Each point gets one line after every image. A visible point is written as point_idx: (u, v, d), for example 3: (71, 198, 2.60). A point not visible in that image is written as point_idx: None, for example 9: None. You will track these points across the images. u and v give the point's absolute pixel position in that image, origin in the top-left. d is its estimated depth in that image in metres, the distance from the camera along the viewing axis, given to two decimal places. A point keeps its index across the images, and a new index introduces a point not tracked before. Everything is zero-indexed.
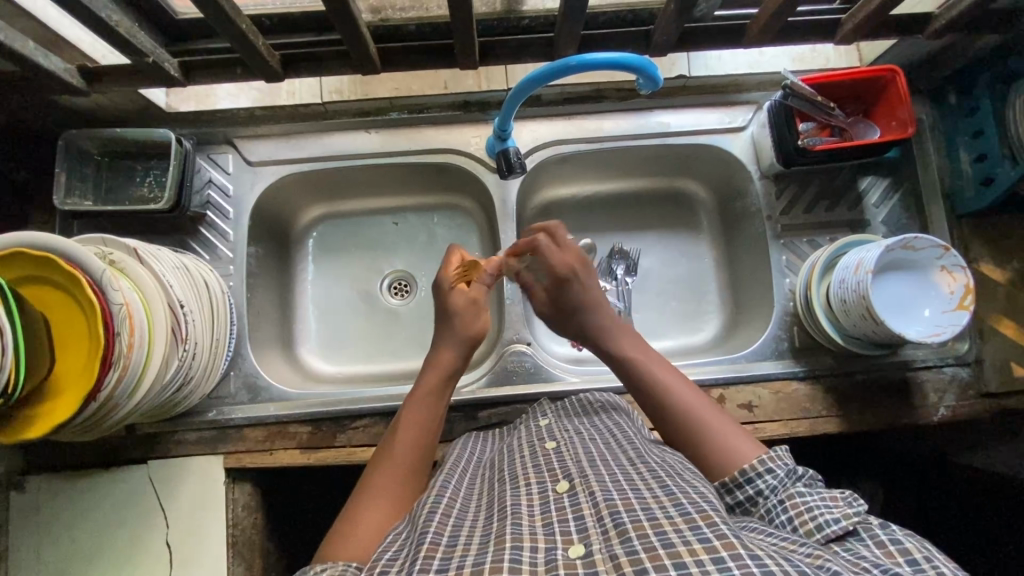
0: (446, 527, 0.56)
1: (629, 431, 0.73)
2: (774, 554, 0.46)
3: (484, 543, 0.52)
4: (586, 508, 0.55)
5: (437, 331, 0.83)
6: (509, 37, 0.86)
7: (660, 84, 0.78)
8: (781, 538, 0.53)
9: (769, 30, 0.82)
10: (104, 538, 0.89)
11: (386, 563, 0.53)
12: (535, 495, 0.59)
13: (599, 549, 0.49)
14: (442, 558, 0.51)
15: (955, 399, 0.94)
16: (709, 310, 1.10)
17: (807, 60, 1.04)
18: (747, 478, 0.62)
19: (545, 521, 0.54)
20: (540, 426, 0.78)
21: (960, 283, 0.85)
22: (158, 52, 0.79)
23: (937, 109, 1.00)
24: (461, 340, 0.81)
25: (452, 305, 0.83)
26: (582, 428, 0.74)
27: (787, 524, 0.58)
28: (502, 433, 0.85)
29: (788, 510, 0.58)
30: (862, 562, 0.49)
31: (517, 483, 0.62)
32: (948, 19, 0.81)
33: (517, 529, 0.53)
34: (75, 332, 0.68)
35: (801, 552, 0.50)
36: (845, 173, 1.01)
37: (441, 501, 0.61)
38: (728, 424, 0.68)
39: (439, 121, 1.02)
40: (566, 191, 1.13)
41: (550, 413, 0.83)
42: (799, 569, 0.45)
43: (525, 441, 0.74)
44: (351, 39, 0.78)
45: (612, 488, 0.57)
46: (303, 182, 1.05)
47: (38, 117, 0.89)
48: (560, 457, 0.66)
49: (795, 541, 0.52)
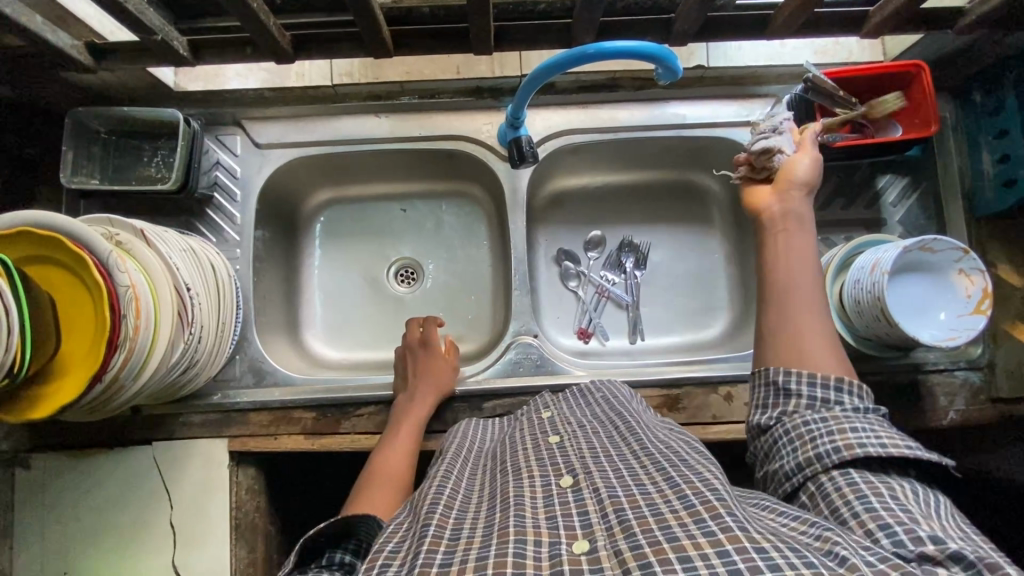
0: (449, 521, 0.55)
1: (631, 417, 0.73)
2: (779, 543, 0.45)
3: (487, 536, 0.52)
4: (590, 504, 0.55)
5: (416, 378, 0.92)
6: (525, 23, 0.84)
7: (680, 75, 0.75)
8: (793, 518, 0.53)
9: (793, 21, 0.79)
10: (108, 518, 0.90)
11: (388, 556, 0.52)
12: (538, 489, 0.59)
13: (603, 546, 0.49)
14: (445, 552, 0.50)
15: (966, 403, 0.93)
16: (718, 306, 1.09)
17: (829, 53, 1.01)
18: (838, 391, 0.61)
19: (548, 515, 0.54)
20: (542, 418, 0.78)
21: (979, 287, 0.83)
22: (167, 30, 0.78)
23: (960, 108, 0.98)
24: (437, 390, 0.91)
25: (434, 366, 0.93)
26: (584, 420, 0.75)
27: (869, 437, 0.57)
28: (503, 424, 0.85)
29: (875, 432, 0.58)
30: (900, 517, 0.50)
31: (521, 476, 0.62)
32: (980, 13, 0.79)
33: (520, 522, 0.52)
34: (79, 315, 0.67)
35: (810, 536, 0.49)
36: (863, 169, 0.99)
37: (443, 492, 0.60)
38: (824, 340, 0.64)
39: (450, 106, 1.01)
40: (577, 182, 1.12)
41: (552, 405, 0.83)
42: (805, 561, 0.43)
43: (527, 434, 0.73)
44: (363, 20, 0.77)
45: (616, 484, 0.57)
46: (312, 166, 1.03)
47: (44, 93, 0.88)
48: (563, 451, 0.66)
49: (807, 521, 0.52)
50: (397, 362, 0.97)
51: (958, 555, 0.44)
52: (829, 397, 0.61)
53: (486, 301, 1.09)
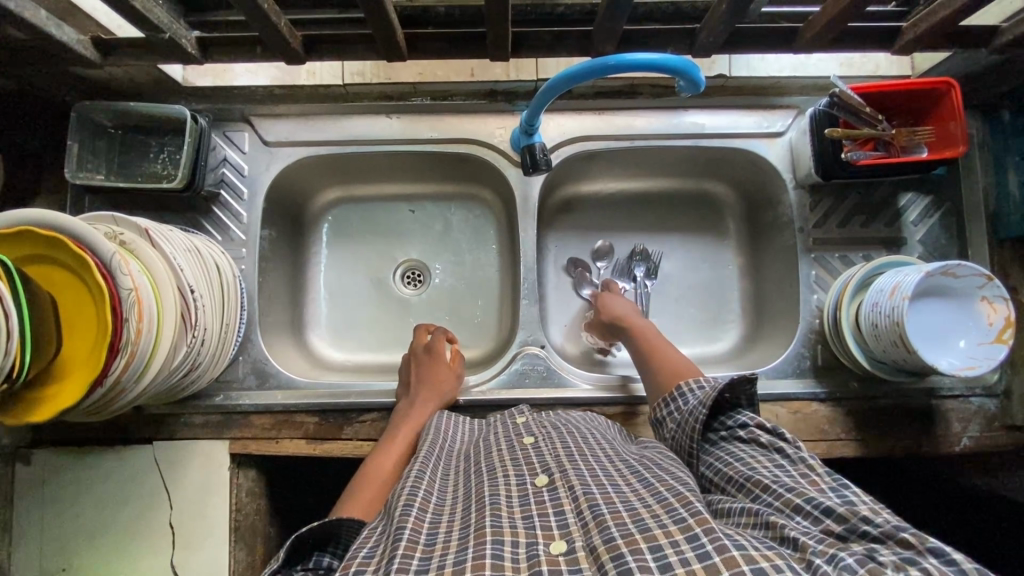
0: (425, 523, 0.54)
1: (599, 433, 0.71)
2: (744, 534, 0.47)
3: (464, 539, 0.50)
4: (566, 504, 0.53)
5: (416, 387, 0.90)
6: (544, 29, 0.81)
7: (702, 88, 0.73)
8: (740, 515, 0.53)
9: (823, 35, 0.77)
10: (106, 516, 0.89)
11: (361, 562, 0.50)
12: (514, 488, 0.57)
13: (581, 544, 0.48)
14: (421, 558, 0.48)
15: (979, 430, 0.91)
16: (729, 319, 1.07)
17: (856, 66, 0.98)
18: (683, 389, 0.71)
19: (524, 515, 0.53)
20: (516, 422, 0.76)
21: (1001, 315, 0.80)
22: (175, 28, 0.76)
23: (988, 126, 0.95)
24: (436, 397, 0.89)
25: (434, 376, 0.91)
26: (559, 423, 0.73)
27: (701, 410, 0.66)
28: (476, 426, 0.83)
29: (704, 403, 0.66)
30: (792, 500, 0.52)
31: (497, 476, 0.61)
32: (1015, 33, 0.76)
33: (498, 521, 0.51)
34: (80, 317, 0.66)
35: (758, 533, 0.49)
36: (884, 187, 0.96)
37: (417, 493, 0.58)
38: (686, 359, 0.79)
39: (463, 109, 0.98)
40: (590, 188, 1.09)
41: (529, 411, 0.80)
42: (759, 544, 0.45)
43: (501, 438, 0.71)
44: (376, 22, 0.74)
45: (592, 483, 0.55)
46: (322, 165, 1.02)
47: (50, 86, 0.86)
48: (538, 452, 0.64)
49: (752, 513, 0.52)
50: (404, 367, 0.95)
51: (862, 530, 0.47)
52: (678, 402, 0.71)
53: (493, 307, 1.08)
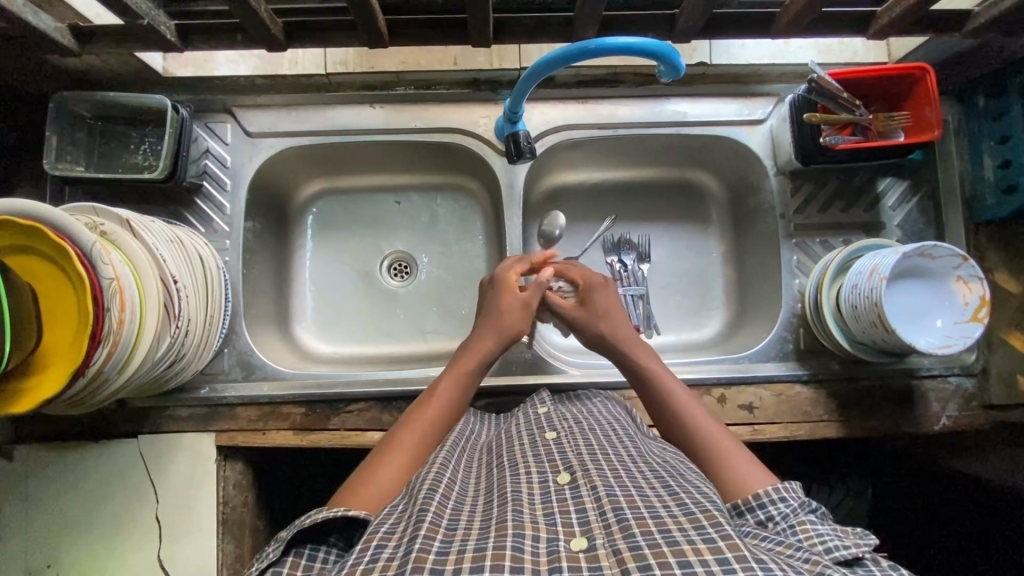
0: (446, 510, 0.54)
1: (629, 427, 0.72)
2: (777, 560, 0.45)
3: (484, 529, 0.50)
4: (587, 502, 0.53)
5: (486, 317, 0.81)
6: (525, 15, 0.82)
7: (682, 73, 0.73)
8: (777, 542, 0.51)
9: (799, 20, 0.78)
10: (90, 511, 0.88)
11: (383, 537, 0.50)
12: (536, 485, 0.57)
13: (602, 544, 0.47)
14: (443, 540, 0.48)
15: (958, 409, 0.93)
16: (714, 306, 1.08)
17: (834, 54, 1.00)
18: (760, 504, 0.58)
19: (546, 512, 0.52)
20: (539, 412, 0.77)
21: (976, 294, 0.82)
22: (154, 14, 0.75)
23: (963, 111, 0.97)
24: (497, 334, 0.79)
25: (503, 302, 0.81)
26: (581, 418, 0.73)
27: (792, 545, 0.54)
28: (501, 420, 0.83)
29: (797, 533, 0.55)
30: None
31: (518, 471, 0.60)
32: (988, 17, 0.78)
33: (519, 516, 0.51)
34: (61, 306, 0.65)
35: (797, 557, 0.48)
36: (863, 173, 0.98)
37: (442, 480, 0.58)
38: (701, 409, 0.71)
39: (447, 97, 0.98)
40: (575, 178, 1.10)
41: (550, 400, 0.81)
42: None
43: (524, 430, 0.72)
44: (359, 9, 0.74)
45: (614, 484, 0.55)
46: (306, 156, 1.01)
47: (27, 76, 0.85)
48: (560, 448, 0.64)
49: (791, 545, 0.50)
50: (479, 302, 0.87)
51: None
52: (759, 516, 0.57)
53: None
